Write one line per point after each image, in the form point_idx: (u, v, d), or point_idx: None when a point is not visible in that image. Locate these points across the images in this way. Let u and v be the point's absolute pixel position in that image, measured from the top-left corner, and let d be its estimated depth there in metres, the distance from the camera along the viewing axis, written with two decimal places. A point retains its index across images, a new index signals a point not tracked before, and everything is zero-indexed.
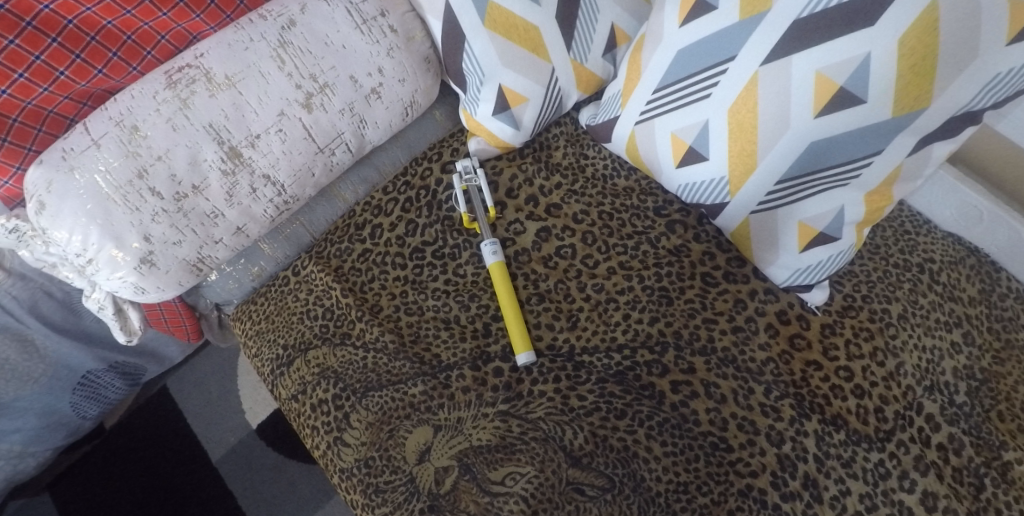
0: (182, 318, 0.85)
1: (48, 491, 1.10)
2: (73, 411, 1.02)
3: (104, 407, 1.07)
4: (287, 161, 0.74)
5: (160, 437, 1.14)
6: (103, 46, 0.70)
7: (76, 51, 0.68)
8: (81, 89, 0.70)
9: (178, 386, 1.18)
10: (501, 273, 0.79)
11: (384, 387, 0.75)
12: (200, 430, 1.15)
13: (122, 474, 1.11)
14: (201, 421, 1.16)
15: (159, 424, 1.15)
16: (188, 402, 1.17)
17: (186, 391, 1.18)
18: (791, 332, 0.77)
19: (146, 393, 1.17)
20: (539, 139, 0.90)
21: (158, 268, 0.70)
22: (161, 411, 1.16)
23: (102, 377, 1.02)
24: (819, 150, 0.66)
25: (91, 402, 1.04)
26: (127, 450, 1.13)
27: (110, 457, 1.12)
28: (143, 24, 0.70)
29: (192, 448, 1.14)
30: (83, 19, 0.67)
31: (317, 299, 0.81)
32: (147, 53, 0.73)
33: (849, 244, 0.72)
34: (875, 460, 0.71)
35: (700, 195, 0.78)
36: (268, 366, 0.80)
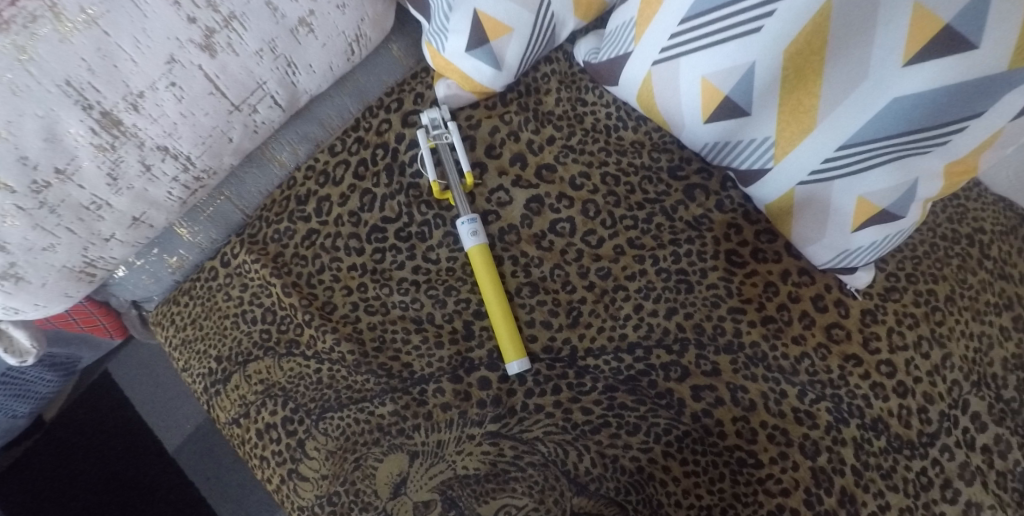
0: (96, 318, 0.71)
1: None
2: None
3: (37, 403, 0.92)
4: (189, 125, 0.55)
5: (106, 430, 1.00)
6: None
7: None
8: None
9: (121, 370, 1.03)
10: (484, 259, 0.63)
11: (345, 407, 0.61)
12: (149, 417, 1.01)
13: (61, 471, 0.98)
14: (150, 408, 1.02)
15: (102, 415, 1.01)
16: (134, 388, 1.03)
17: (130, 376, 1.03)
18: (828, 322, 0.65)
19: (87, 379, 1.02)
20: (525, 80, 0.72)
21: (30, 283, 0.53)
22: (104, 399, 1.02)
23: (28, 373, 0.85)
24: (901, 110, 0.51)
25: (20, 400, 0.87)
26: (65, 444, 0.99)
27: (44, 453, 0.98)
28: None
29: (142, 438, 1.00)
30: None
31: (254, 297, 0.64)
32: None
33: (911, 221, 0.59)
34: (917, 469, 0.62)
35: (730, 156, 0.63)
36: (200, 384, 0.64)
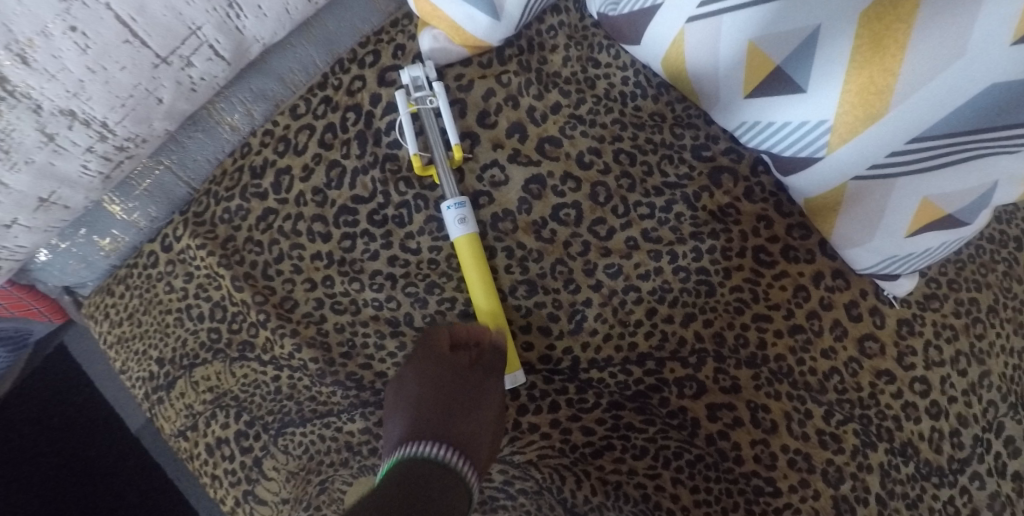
0: (27, 303, 0.61)
1: None
2: None
3: None
4: (101, 83, 0.43)
5: (59, 406, 0.91)
6: None
7: None
8: None
9: (77, 343, 0.94)
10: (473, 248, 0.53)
11: (310, 422, 0.52)
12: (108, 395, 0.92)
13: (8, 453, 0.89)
14: (109, 385, 0.93)
15: (57, 391, 0.92)
16: (91, 363, 0.93)
17: (87, 350, 0.94)
18: (862, 333, 0.58)
19: (40, 352, 0.93)
20: (527, 33, 0.60)
21: None
22: (58, 374, 0.92)
23: None
24: (998, 101, 0.41)
25: None
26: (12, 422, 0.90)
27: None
28: None
29: (101, 416, 0.92)
30: None
31: (200, 289, 0.54)
32: None
33: (975, 228, 0.50)
34: (944, 498, 0.57)
35: (772, 140, 0.52)
36: (140, 390, 0.55)
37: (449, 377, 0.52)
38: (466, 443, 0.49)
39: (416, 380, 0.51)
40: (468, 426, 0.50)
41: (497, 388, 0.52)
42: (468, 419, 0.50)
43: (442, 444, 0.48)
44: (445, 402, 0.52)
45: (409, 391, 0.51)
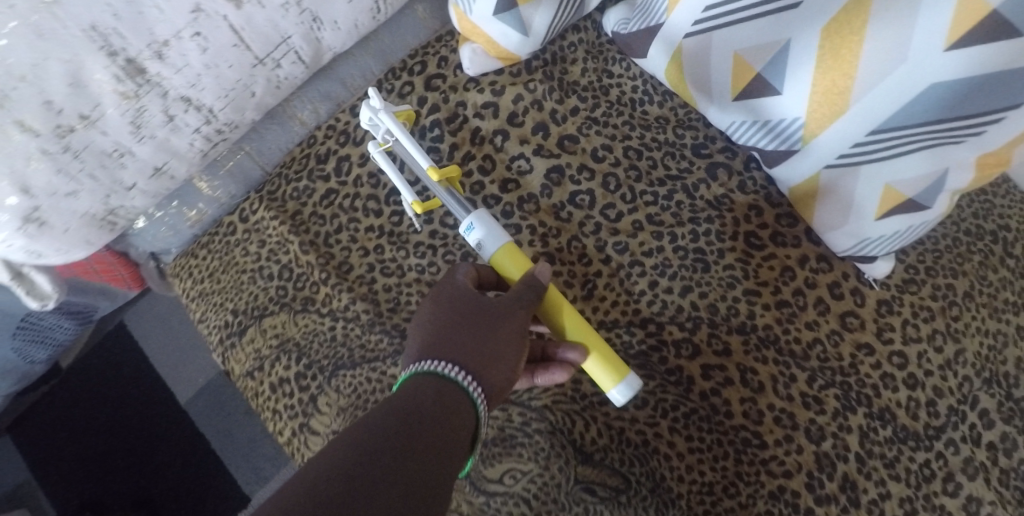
0: (116, 268, 0.71)
1: (8, 433, 1.01)
2: (17, 356, 0.89)
3: (54, 349, 0.95)
4: (213, 77, 0.55)
5: (124, 368, 1.03)
6: None
7: None
8: None
9: (137, 322, 1.05)
10: (513, 252, 0.56)
11: (358, 365, 0.61)
12: (160, 369, 1.03)
13: (71, 417, 1.02)
14: (161, 357, 1.04)
15: (122, 357, 1.04)
16: (147, 338, 1.05)
17: (144, 326, 1.05)
18: (843, 310, 0.65)
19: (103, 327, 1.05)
20: (552, 48, 0.70)
21: (53, 227, 0.53)
22: (123, 345, 1.04)
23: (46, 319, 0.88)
24: (937, 97, 0.49)
25: (38, 345, 0.91)
26: (73, 393, 1.03)
27: (55, 398, 1.03)
28: None
29: (154, 387, 1.03)
30: None
31: (271, 253, 0.65)
32: None
33: (938, 213, 0.58)
34: (921, 460, 0.63)
35: (757, 137, 0.61)
36: (215, 336, 0.65)
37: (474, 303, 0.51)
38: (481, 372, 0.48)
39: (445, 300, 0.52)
40: (487, 355, 0.49)
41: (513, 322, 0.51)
42: (484, 342, 0.49)
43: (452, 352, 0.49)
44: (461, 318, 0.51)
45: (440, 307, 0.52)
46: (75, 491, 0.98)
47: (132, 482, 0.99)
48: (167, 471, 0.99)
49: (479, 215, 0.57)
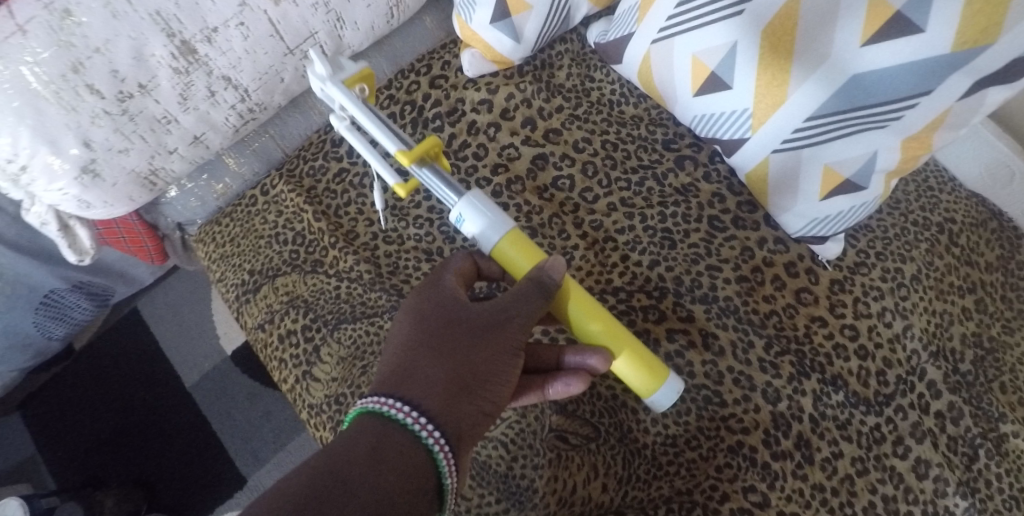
0: (142, 238, 0.76)
1: (17, 412, 1.06)
2: (38, 330, 0.97)
3: (71, 328, 1.02)
4: (251, 61, 0.65)
5: (135, 352, 1.10)
6: None
7: None
8: None
9: (149, 308, 1.13)
10: (520, 241, 0.58)
11: (359, 319, 0.68)
12: (168, 353, 1.10)
13: (79, 397, 1.07)
14: (171, 341, 1.11)
15: (133, 341, 1.10)
16: (158, 323, 1.12)
17: (157, 313, 1.12)
18: (798, 286, 0.72)
19: (117, 313, 1.12)
20: (541, 56, 0.80)
21: (104, 180, 0.62)
22: (134, 330, 1.11)
23: (68, 297, 0.96)
24: (860, 85, 0.58)
25: (57, 322, 0.98)
26: (83, 375, 1.08)
27: (66, 380, 1.08)
28: None
29: (162, 369, 1.09)
30: None
31: (287, 222, 0.73)
32: None
33: (873, 194, 0.66)
34: (871, 424, 0.68)
35: (715, 128, 0.70)
36: (232, 293, 0.73)
37: (462, 323, 0.54)
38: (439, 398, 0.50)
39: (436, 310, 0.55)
40: (454, 378, 0.52)
41: (496, 353, 0.53)
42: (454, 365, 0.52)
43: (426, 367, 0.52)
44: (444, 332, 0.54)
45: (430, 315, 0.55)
46: (77, 470, 1.03)
47: (132, 462, 1.03)
48: (167, 451, 1.04)
49: (470, 200, 0.57)
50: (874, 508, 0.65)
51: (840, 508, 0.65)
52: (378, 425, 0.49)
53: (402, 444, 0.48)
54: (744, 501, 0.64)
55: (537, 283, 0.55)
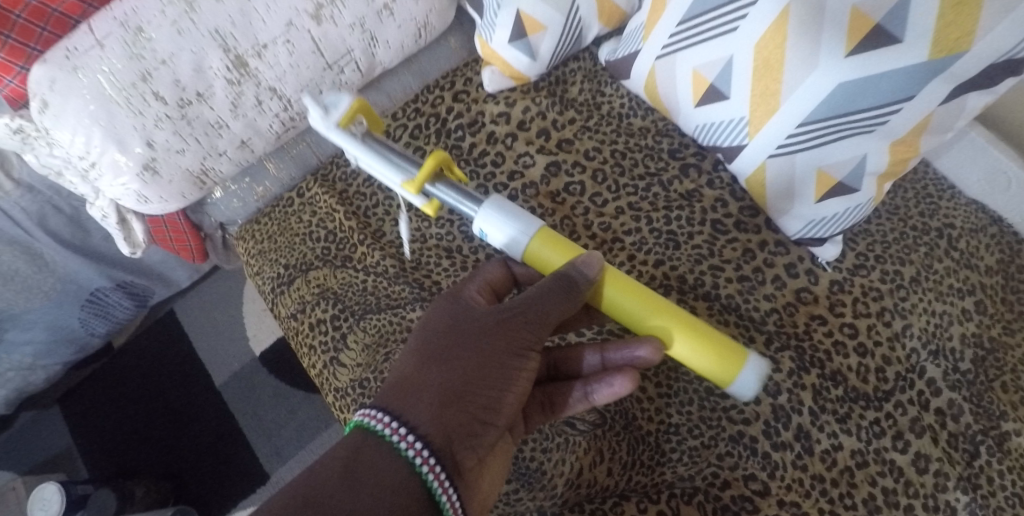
0: (188, 237, 0.83)
1: (58, 405, 1.13)
2: (82, 326, 1.06)
3: (112, 326, 1.11)
4: (295, 75, 0.73)
5: (171, 351, 1.17)
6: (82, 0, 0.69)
7: (54, 6, 0.68)
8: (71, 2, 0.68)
9: (184, 310, 1.20)
10: (549, 239, 0.63)
11: (383, 310, 0.74)
12: (201, 352, 1.17)
13: (118, 392, 1.14)
14: (205, 341, 1.17)
15: (169, 340, 1.18)
16: (192, 324, 1.19)
17: (192, 315, 1.20)
18: (798, 286, 0.75)
19: (155, 314, 1.20)
20: (555, 73, 0.86)
21: (161, 177, 0.70)
22: (169, 331, 1.18)
23: (110, 295, 1.05)
24: (847, 93, 0.63)
25: (100, 319, 1.08)
26: (122, 372, 1.15)
27: (106, 375, 1.15)
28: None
29: (195, 368, 1.16)
30: None
31: (320, 221, 0.80)
32: (90, 6, 0.70)
33: (867, 196, 0.70)
34: (871, 418, 0.70)
35: (716, 137, 0.75)
36: (269, 285, 0.79)
37: (476, 332, 0.55)
38: (442, 412, 0.51)
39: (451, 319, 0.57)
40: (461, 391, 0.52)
41: (505, 363, 0.55)
42: (462, 375, 0.53)
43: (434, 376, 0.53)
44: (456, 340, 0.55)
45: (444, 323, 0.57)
46: (112, 460, 1.09)
47: (165, 455, 1.09)
48: (196, 446, 1.10)
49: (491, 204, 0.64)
50: (874, 500, 0.67)
51: (840, 499, 0.67)
52: (358, 440, 0.50)
53: (380, 459, 0.49)
54: (745, 489, 0.67)
55: (558, 292, 0.57)
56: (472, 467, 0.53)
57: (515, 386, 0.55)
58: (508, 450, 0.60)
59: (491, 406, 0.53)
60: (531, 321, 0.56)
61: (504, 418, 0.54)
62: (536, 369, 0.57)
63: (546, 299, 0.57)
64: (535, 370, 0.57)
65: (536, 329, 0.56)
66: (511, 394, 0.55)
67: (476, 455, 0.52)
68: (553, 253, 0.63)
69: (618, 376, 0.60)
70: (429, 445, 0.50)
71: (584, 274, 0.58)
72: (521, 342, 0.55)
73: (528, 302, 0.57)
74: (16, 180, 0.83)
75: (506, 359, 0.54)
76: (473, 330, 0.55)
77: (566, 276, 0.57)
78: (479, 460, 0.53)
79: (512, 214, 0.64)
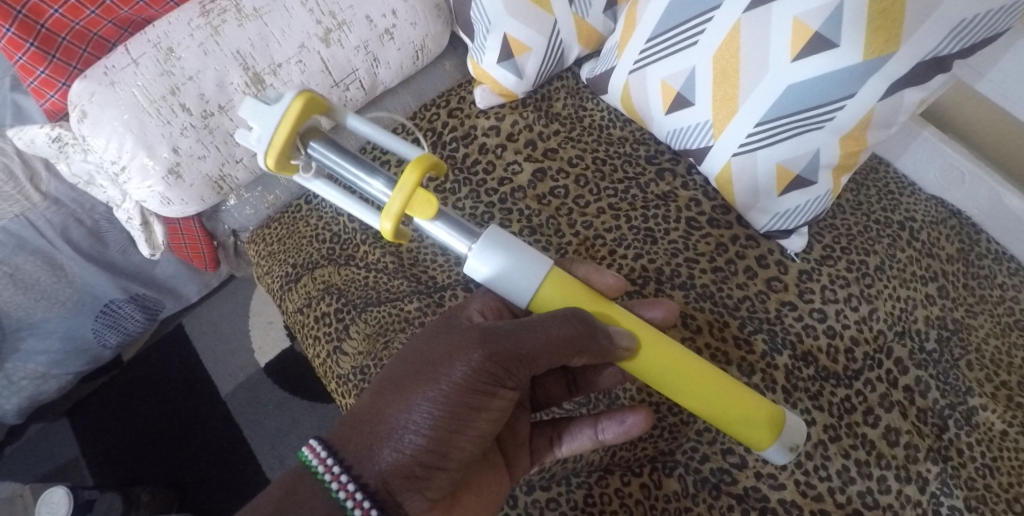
0: (200, 242, 0.92)
1: (66, 416, 1.18)
2: (95, 337, 1.12)
3: (123, 338, 1.17)
4: (306, 91, 0.81)
5: (179, 364, 1.22)
6: (118, 26, 0.79)
7: (94, 30, 0.77)
8: (109, 27, 0.78)
9: (193, 324, 1.26)
10: (559, 283, 0.57)
11: (383, 302, 0.79)
12: (208, 365, 1.22)
13: (126, 404, 1.19)
14: (212, 354, 1.23)
15: (176, 353, 1.23)
16: (200, 337, 1.25)
17: (200, 329, 1.25)
18: (769, 276, 0.81)
19: (164, 328, 1.26)
20: (541, 91, 0.95)
21: (184, 180, 0.77)
22: (177, 344, 1.24)
23: (123, 307, 1.12)
24: (795, 93, 0.70)
25: (112, 331, 1.13)
26: (130, 384, 1.20)
27: (115, 387, 1.20)
28: (107, 22, 0.78)
29: (201, 380, 1.21)
30: (89, 21, 0.77)
31: (326, 224, 0.87)
32: (126, 32, 0.79)
33: (824, 189, 0.77)
34: (842, 395, 0.75)
35: (687, 140, 0.82)
36: (278, 283, 0.86)
37: (449, 363, 0.52)
38: (385, 445, 0.49)
39: (434, 341, 0.54)
40: (410, 419, 0.50)
41: (472, 406, 0.51)
42: (420, 409, 0.50)
43: (393, 401, 0.51)
44: (426, 365, 0.52)
45: (428, 343, 0.54)
46: (119, 469, 1.13)
47: (172, 464, 1.13)
48: (202, 456, 1.14)
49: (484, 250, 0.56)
50: (848, 471, 0.70)
51: (815, 471, 0.70)
52: (296, 474, 0.49)
53: (312, 499, 0.47)
54: (723, 461, 0.71)
55: (555, 333, 0.53)
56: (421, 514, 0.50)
57: (472, 427, 0.52)
58: (487, 494, 0.57)
59: (439, 448, 0.50)
60: (499, 358, 0.52)
61: (456, 462, 0.51)
62: (502, 409, 0.53)
63: (520, 335, 0.53)
64: (501, 411, 0.53)
65: (503, 366, 0.52)
66: (468, 436, 0.51)
67: (421, 500, 0.49)
68: (576, 300, 0.58)
69: (632, 415, 0.64)
70: (365, 487, 0.48)
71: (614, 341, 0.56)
72: (482, 380, 0.51)
73: (502, 336, 0.52)
74: (45, 192, 0.91)
75: (461, 398, 0.51)
76: (434, 363, 0.52)
77: (574, 323, 0.54)
78: (431, 504, 0.50)
79: (510, 256, 0.56)
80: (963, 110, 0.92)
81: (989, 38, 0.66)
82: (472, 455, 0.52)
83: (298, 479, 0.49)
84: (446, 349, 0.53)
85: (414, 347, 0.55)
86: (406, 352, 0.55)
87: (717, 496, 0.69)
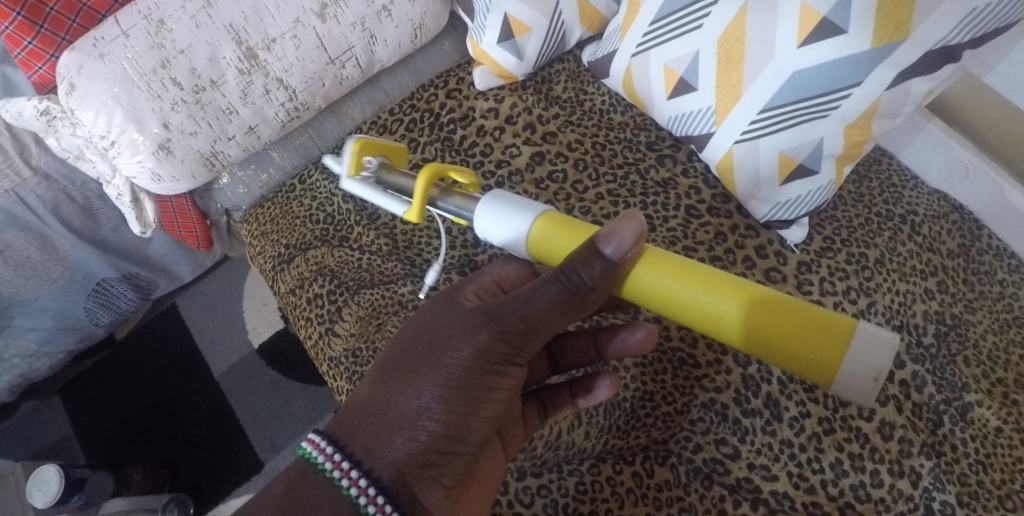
0: (193, 223, 0.91)
1: (58, 395, 1.17)
2: (87, 316, 1.11)
3: (116, 317, 1.16)
4: (300, 67, 0.79)
5: (171, 344, 1.21)
6: None
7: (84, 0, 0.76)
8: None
9: (186, 304, 1.25)
10: (554, 222, 0.53)
11: (376, 285, 0.78)
12: (201, 345, 1.21)
13: (118, 383, 1.18)
14: (205, 335, 1.22)
15: (169, 333, 1.22)
16: (193, 318, 1.24)
17: (193, 309, 1.25)
18: (768, 266, 0.79)
19: (157, 308, 1.25)
20: (541, 73, 0.93)
21: (174, 156, 0.76)
22: (170, 324, 1.23)
23: (115, 285, 1.10)
24: (801, 80, 0.69)
25: (103, 309, 1.12)
26: (122, 363, 1.20)
27: (108, 366, 1.19)
28: None
29: (194, 360, 1.20)
30: None
31: (320, 205, 0.86)
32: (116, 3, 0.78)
33: (826, 179, 0.76)
34: None
35: (688, 127, 0.81)
36: (270, 264, 0.85)
37: (455, 345, 0.50)
38: (397, 436, 0.48)
39: (433, 322, 0.52)
40: (420, 408, 0.48)
41: (484, 387, 0.49)
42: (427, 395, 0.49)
43: (397, 388, 0.49)
44: (428, 348, 0.50)
45: (426, 325, 0.52)
46: (110, 449, 1.13)
47: (164, 443, 1.13)
48: (195, 437, 1.13)
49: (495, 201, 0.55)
50: (841, 464, 0.70)
51: (808, 463, 0.70)
52: (297, 469, 0.49)
53: (318, 493, 0.47)
54: (716, 452, 0.70)
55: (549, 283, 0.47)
56: (438, 501, 0.49)
57: (485, 410, 0.50)
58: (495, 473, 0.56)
59: (454, 433, 0.49)
60: (510, 335, 0.49)
61: (473, 444, 0.50)
62: (513, 386, 0.51)
63: (524, 309, 0.49)
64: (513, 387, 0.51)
65: (513, 345, 0.49)
66: (481, 417, 0.50)
67: (440, 488, 0.49)
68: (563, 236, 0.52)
69: (599, 382, 0.63)
70: (377, 481, 0.47)
71: (607, 255, 0.46)
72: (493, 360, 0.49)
73: (508, 313, 0.49)
74: (34, 169, 0.89)
75: (472, 380, 0.49)
76: (439, 345, 0.50)
77: (562, 279, 0.47)
78: (447, 490, 0.49)
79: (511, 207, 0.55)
80: (969, 103, 0.91)
81: (1001, 28, 0.65)
82: (485, 437, 0.51)
83: (306, 474, 0.48)
84: (449, 331, 0.51)
85: (410, 329, 0.53)
86: (402, 335, 0.53)
87: (709, 486, 0.69)
